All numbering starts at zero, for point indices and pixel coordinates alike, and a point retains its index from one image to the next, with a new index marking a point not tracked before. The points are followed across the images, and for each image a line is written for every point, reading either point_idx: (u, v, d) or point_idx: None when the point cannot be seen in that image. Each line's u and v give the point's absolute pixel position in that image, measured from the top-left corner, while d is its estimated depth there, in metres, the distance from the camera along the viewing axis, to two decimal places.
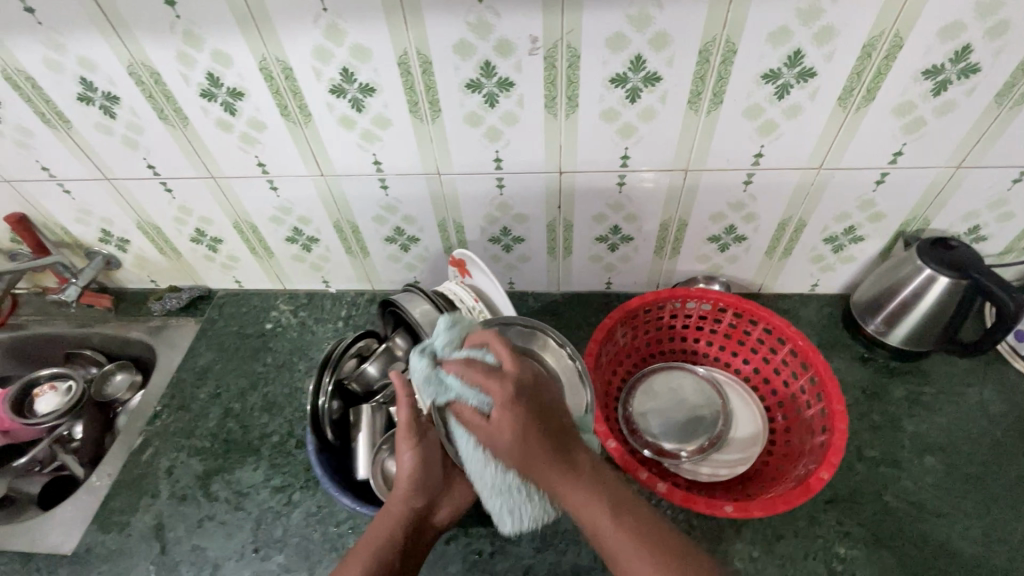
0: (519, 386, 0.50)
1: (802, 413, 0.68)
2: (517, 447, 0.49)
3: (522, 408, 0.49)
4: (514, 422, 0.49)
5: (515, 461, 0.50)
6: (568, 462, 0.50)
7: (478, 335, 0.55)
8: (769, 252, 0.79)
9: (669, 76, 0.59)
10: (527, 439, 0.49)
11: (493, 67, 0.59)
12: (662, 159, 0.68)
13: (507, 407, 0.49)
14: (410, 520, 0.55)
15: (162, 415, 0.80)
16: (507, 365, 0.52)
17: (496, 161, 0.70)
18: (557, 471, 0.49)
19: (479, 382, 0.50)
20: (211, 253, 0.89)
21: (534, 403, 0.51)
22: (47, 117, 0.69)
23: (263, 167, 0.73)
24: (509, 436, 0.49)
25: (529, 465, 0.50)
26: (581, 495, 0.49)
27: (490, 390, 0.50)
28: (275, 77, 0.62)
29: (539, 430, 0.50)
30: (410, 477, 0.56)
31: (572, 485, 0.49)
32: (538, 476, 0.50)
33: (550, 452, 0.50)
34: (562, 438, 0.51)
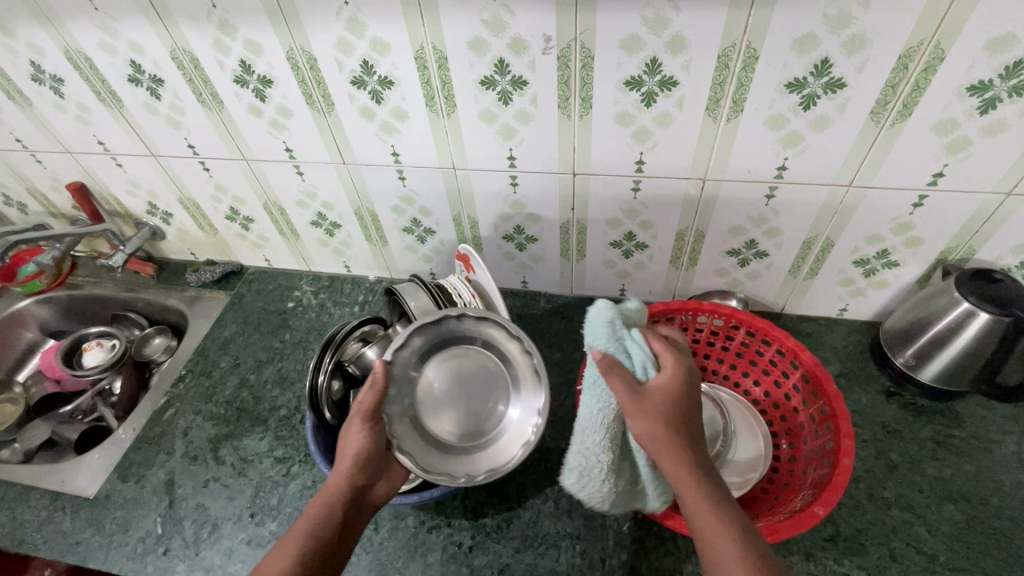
0: (665, 382, 0.48)
1: (809, 442, 0.65)
2: (653, 428, 0.47)
3: (682, 396, 0.47)
4: (657, 413, 0.47)
5: (649, 439, 0.47)
6: (699, 463, 0.47)
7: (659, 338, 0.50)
8: (793, 271, 0.75)
9: (686, 81, 0.57)
10: (666, 429, 0.47)
11: (507, 64, 0.59)
12: (679, 168, 0.66)
13: (654, 404, 0.47)
14: (350, 495, 0.53)
15: (185, 379, 0.86)
16: (665, 358, 0.49)
17: (510, 159, 0.70)
18: (693, 465, 0.46)
19: (657, 349, 0.49)
20: (243, 232, 0.94)
21: (682, 402, 0.48)
22: (102, 95, 0.75)
23: (290, 152, 0.76)
24: (662, 407, 0.47)
25: (665, 449, 0.47)
26: (711, 498, 0.45)
27: (646, 381, 0.48)
28: (301, 67, 0.65)
29: (684, 421, 0.47)
30: (355, 454, 0.55)
31: (705, 488, 0.45)
32: (666, 462, 0.47)
33: (689, 449, 0.47)
34: (693, 441, 0.48)
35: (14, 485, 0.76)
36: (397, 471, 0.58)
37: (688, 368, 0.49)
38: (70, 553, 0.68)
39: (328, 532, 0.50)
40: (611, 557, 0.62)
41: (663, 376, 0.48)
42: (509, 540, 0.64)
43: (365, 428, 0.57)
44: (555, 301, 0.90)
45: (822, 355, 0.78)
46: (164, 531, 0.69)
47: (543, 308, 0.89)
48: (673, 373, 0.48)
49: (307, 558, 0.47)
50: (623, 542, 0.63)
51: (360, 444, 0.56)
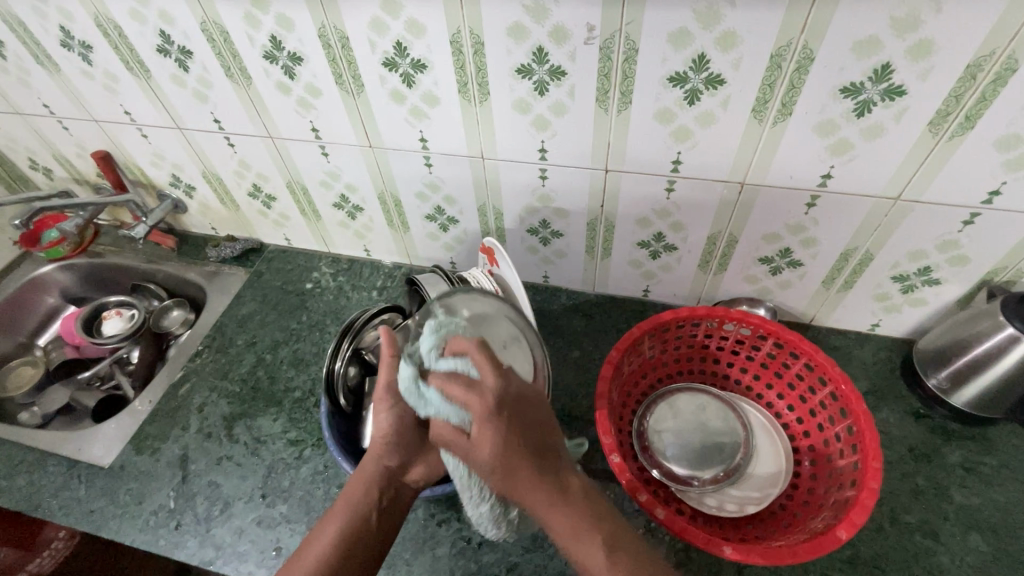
0: (500, 401, 0.49)
1: (833, 461, 0.63)
2: (496, 453, 0.48)
3: (504, 421, 0.48)
4: (493, 434, 0.48)
5: (500, 486, 0.49)
6: (548, 477, 0.49)
7: (458, 344, 0.53)
8: (827, 282, 0.73)
9: (735, 80, 0.54)
10: (507, 451, 0.47)
11: (546, 53, 0.57)
12: (717, 170, 0.63)
13: (489, 425, 0.48)
14: (382, 479, 0.54)
15: (202, 354, 0.86)
16: (485, 377, 0.50)
17: (541, 151, 0.67)
18: (545, 491, 0.48)
19: (458, 398, 0.49)
20: (265, 209, 0.93)
21: (520, 420, 0.49)
22: (130, 64, 0.74)
23: (317, 132, 0.75)
24: (489, 454, 0.48)
25: (511, 486, 0.48)
26: (562, 518, 0.47)
27: (470, 405, 0.49)
28: (333, 46, 0.63)
29: (520, 449, 0.48)
30: (383, 438, 0.54)
31: (559, 507, 0.48)
32: (519, 499, 0.48)
33: (533, 474, 0.48)
34: (542, 459, 0.49)
35: (31, 449, 0.77)
36: (437, 455, 0.56)
37: (497, 397, 0.49)
38: (84, 521, 0.69)
39: (365, 513, 0.52)
40: None
41: (474, 404, 0.49)
42: (519, 539, 0.64)
43: (386, 415, 0.54)
44: (576, 298, 0.88)
45: (851, 370, 0.76)
46: (177, 506, 0.69)
47: (562, 304, 0.88)
48: (495, 391, 0.49)
49: (342, 542, 0.51)
50: None
51: (382, 430, 0.54)
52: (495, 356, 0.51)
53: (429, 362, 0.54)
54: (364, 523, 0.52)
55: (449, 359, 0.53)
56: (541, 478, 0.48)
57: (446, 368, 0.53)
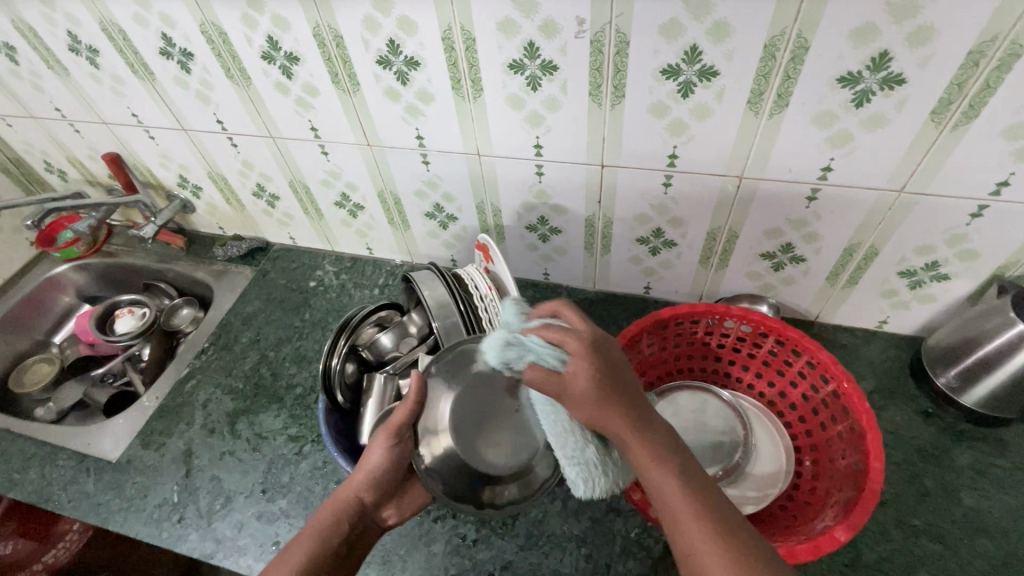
0: (595, 342, 0.46)
1: (835, 461, 0.61)
2: (595, 387, 0.44)
3: (600, 357, 0.46)
4: (592, 371, 0.44)
5: (587, 417, 0.45)
6: (639, 413, 0.45)
7: (547, 305, 0.52)
8: (831, 279, 0.71)
9: (728, 71, 0.53)
10: (604, 388, 0.45)
11: (537, 48, 0.56)
12: (714, 165, 0.62)
13: (586, 358, 0.45)
14: (357, 512, 0.55)
15: (208, 351, 0.88)
16: (579, 323, 0.48)
17: (536, 148, 0.67)
18: (627, 420, 0.45)
19: (555, 338, 0.46)
20: (270, 209, 0.94)
21: (612, 366, 0.46)
22: (135, 67, 0.75)
23: (316, 131, 0.75)
24: (586, 387, 0.44)
25: (601, 419, 0.45)
26: (646, 452, 0.44)
27: (568, 344, 0.46)
28: (328, 45, 0.63)
29: (612, 382, 0.45)
30: (371, 472, 0.55)
31: (651, 449, 0.44)
32: (607, 431, 0.45)
33: (625, 403, 0.45)
34: (631, 395, 0.46)
35: (44, 443, 0.79)
36: (410, 495, 0.59)
37: (592, 334, 0.47)
38: (91, 514, 0.71)
39: (337, 543, 0.52)
40: (617, 562, 0.61)
41: (570, 343, 0.46)
42: (514, 537, 0.63)
43: (386, 447, 0.54)
44: (577, 296, 0.88)
45: (857, 368, 0.74)
46: (179, 500, 0.71)
47: (563, 302, 0.87)
48: (591, 333, 0.47)
49: (310, 565, 0.49)
50: (629, 547, 0.61)
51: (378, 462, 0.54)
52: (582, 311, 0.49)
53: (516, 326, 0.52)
54: (334, 547, 0.52)
55: (537, 321, 0.51)
56: (632, 415, 0.45)
57: (533, 323, 0.51)
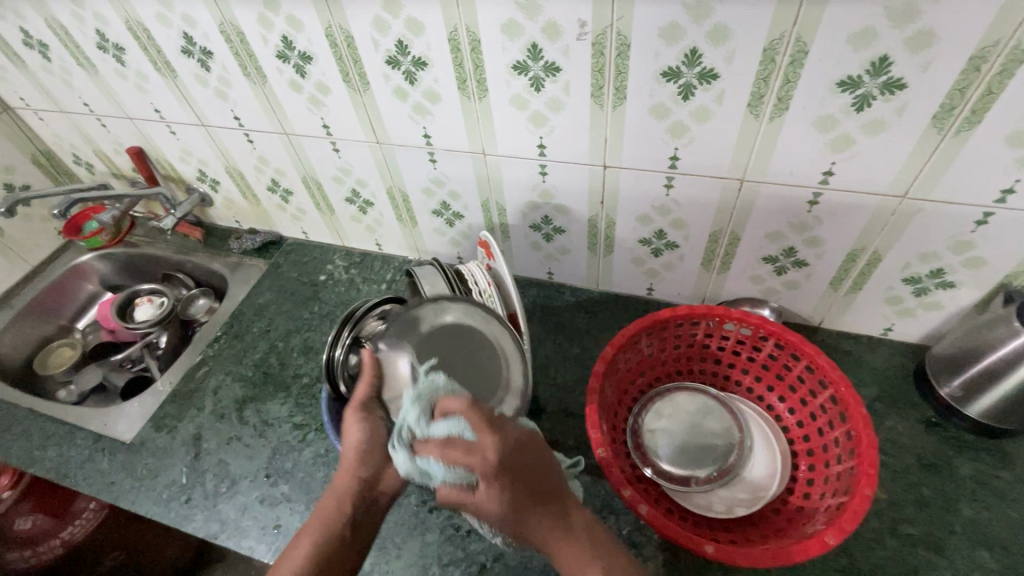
0: (502, 458, 0.49)
1: (831, 467, 0.61)
2: (507, 508, 0.48)
3: (507, 481, 0.49)
4: (501, 495, 0.48)
5: (509, 532, 0.49)
6: (555, 516, 0.50)
7: (449, 400, 0.52)
8: (835, 284, 0.71)
9: (729, 74, 0.53)
10: (517, 507, 0.48)
11: (540, 50, 0.58)
12: (715, 166, 0.62)
13: (495, 485, 0.48)
14: (357, 490, 0.54)
15: (220, 340, 0.90)
16: (484, 437, 0.50)
17: (540, 148, 0.68)
18: (548, 524, 0.49)
19: (454, 458, 0.49)
20: (283, 204, 0.97)
21: (524, 466, 0.50)
22: (158, 65, 0.78)
23: (328, 129, 0.78)
24: (498, 511, 0.48)
25: (521, 522, 0.49)
26: (570, 551, 0.48)
27: (472, 467, 0.48)
28: (339, 46, 0.66)
29: (524, 493, 0.49)
30: (356, 448, 0.55)
31: (568, 539, 0.49)
32: (527, 536, 0.49)
33: (542, 513, 0.49)
34: (545, 503, 0.50)
35: (63, 422, 0.83)
36: None
37: (495, 452, 0.49)
38: (104, 491, 0.74)
39: (340, 532, 0.52)
40: None
41: (476, 466, 0.48)
42: None
43: (358, 423, 0.56)
44: (580, 295, 0.88)
45: (859, 375, 0.74)
46: (187, 481, 0.73)
47: (566, 301, 0.88)
48: (494, 448, 0.49)
49: (315, 556, 0.50)
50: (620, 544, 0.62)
51: (356, 439, 0.55)
52: (488, 412, 0.51)
53: (421, 432, 0.52)
54: (339, 532, 0.52)
55: (439, 424, 0.51)
56: (544, 513, 0.49)
57: (438, 434, 0.51)
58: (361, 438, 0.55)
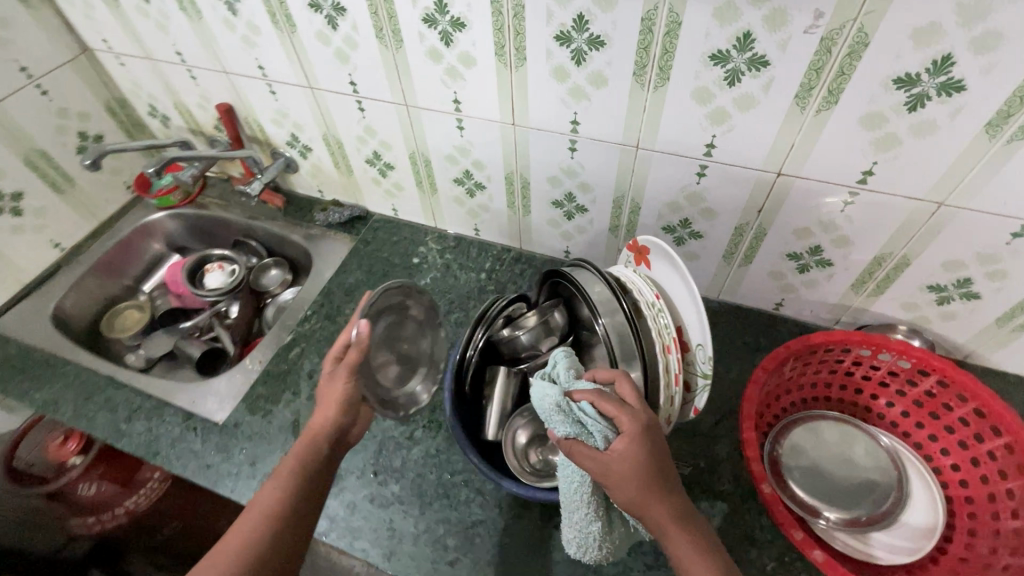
0: (643, 423, 0.48)
1: (1001, 521, 0.56)
2: (638, 474, 0.46)
3: (649, 446, 0.47)
4: (636, 459, 0.46)
5: (628, 499, 0.46)
6: (677, 501, 0.47)
7: (607, 371, 0.52)
8: (1002, 321, 0.66)
9: (978, 87, 0.47)
10: (646, 478, 0.46)
11: (752, 40, 0.51)
12: (914, 186, 0.57)
13: (631, 448, 0.46)
14: (330, 439, 0.54)
15: (310, 319, 0.87)
16: (632, 400, 0.49)
17: (708, 146, 0.62)
18: (669, 505, 0.46)
19: (612, 415, 0.48)
20: (379, 177, 0.91)
21: (657, 448, 0.47)
22: (276, 18, 0.71)
23: (458, 103, 0.71)
24: (627, 470, 0.46)
25: (644, 505, 0.46)
26: (683, 542, 0.45)
27: (619, 423, 0.47)
28: (503, 13, 0.59)
29: (657, 470, 0.46)
30: (338, 397, 0.55)
31: (681, 528, 0.46)
32: (646, 514, 0.46)
33: (667, 492, 0.46)
34: (671, 486, 0.47)
35: (149, 395, 0.79)
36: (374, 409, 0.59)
37: (645, 415, 0.48)
38: (200, 475, 0.71)
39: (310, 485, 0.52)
40: None
41: (622, 423, 0.47)
42: (641, 555, 0.61)
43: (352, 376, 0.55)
44: None
45: None
46: None
47: None
48: (639, 416, 0.48)
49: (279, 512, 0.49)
50: None
51: (343, 392, 0.55)
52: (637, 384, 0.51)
53: (565, 382, 0.53)
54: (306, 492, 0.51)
55: (589, 382, 0.52)
56: (674, 501, 0.46)
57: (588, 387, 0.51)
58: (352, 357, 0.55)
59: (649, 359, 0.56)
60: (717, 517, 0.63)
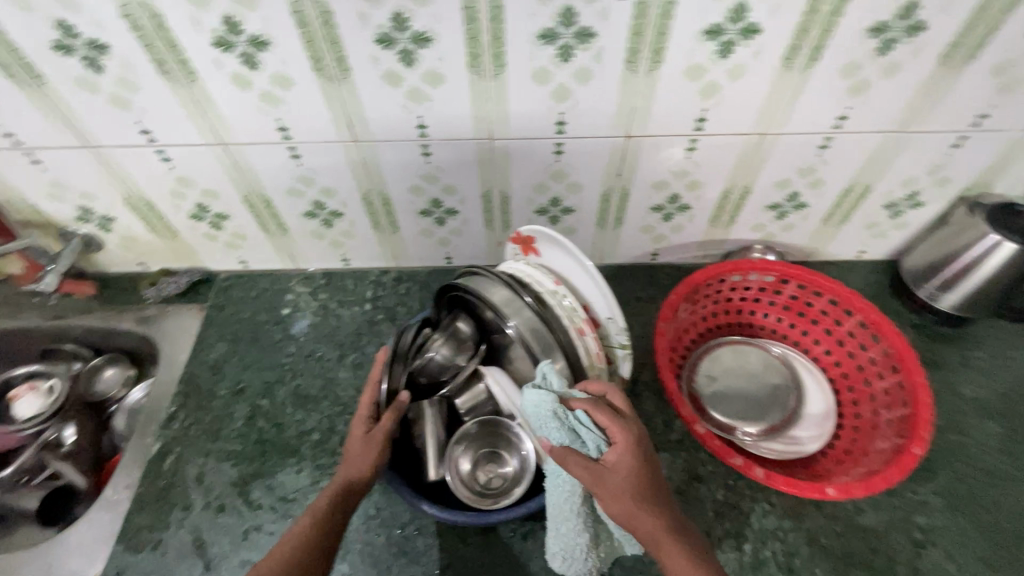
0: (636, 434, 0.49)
1: (873, 384, 0.68)
2: (629, 483, 0.47)
3: (641, 456, 0.48)
4: (630, 469, 0.47)
5: (617, 509, 0.47)
6: (667, 510, 0.48)
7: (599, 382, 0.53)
8: (827, 220, 0.77)
9: (769, 28, 0.53)
10: (639, 487, 0.47)
11: (574, 14, 0.51)
12: (740, 124, 0.62)
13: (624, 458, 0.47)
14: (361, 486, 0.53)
15: (178, 416, 0.73)
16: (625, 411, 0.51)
17: (558, 124, 0.62)
18: (657, 513, 0.47)
19: (605, 425, 0.49)
20: (214, 232, 0.78)
21: (649, 458, 0.49)
22: (13, 70, 0.57)
23: (285, 131, 0.63)
24: (621, 479, 0.47)
25: (634, 514, 0.46)
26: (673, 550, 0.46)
27: (613, 434, 0.49)
28: (310, 23, 0.52)
29: (649, 479, 0.48)
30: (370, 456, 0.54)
31: (672, 536, 0.46)
32: (636, 523, 0.47)
33: (657, 501, 0.47)
34: (661, 494, 0.48)
35: None
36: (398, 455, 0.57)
37: (637, 426, 0.50)
38: None
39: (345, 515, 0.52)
40: (716, 528, 0.62)
41: (616, 434, 0.48)
42: None
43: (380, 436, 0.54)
44: None
45: None
46: None
47: None
48: (633, 427, 0.49)
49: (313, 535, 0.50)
50: (720, 510, 0.63)
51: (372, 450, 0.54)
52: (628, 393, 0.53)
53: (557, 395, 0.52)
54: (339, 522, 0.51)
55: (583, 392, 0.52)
56: (664, 513, 0.47)
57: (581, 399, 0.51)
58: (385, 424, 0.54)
59: (569, 345, 0.56)
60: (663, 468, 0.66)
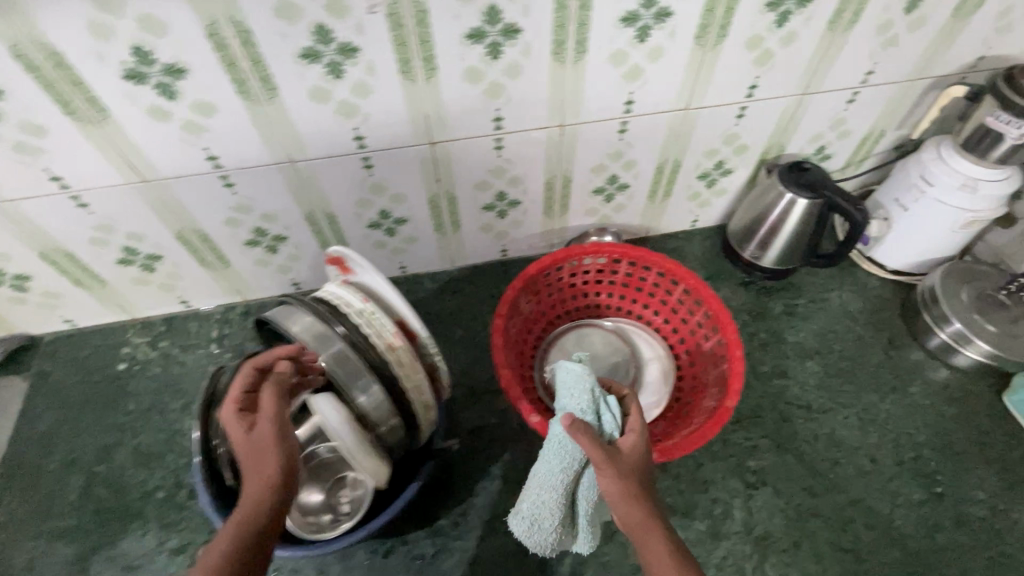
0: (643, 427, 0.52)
1: (701, 346, 0.73)
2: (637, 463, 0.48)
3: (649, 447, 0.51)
4: (639, 451, 0.49)
5: (611, 487, 0.46)
6: (658, 503, 0.47)
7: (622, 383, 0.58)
8: (652, 197, 0.81)
9: (529, 27, 0.55)
10: (638, 470, 0.48)
11: (328, 31, 0.51)
12: (535, 119, 0.64)
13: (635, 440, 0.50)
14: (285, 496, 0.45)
15: (3, 501, 0.67)
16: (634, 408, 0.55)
17: (357, 139, 0.62)
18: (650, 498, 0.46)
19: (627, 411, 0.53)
20: (18, 295, 0.71)
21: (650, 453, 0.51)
22: None
23: (60, 180, 0.58)
24: (631, 456, 0.48)
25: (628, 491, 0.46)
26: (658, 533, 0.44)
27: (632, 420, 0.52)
28: (41, 66, 0.48)
29: (646, 469, 0.49)
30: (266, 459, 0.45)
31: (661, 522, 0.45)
32: (624, 504, 0.45)
33: (651, 491, 0.47)
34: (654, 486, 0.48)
35: None
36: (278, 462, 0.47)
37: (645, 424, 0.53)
38: None
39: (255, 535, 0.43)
40: None
41: (634, 420, 0.52)
42: (469, 533, 0.64)
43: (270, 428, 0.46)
44: (441, 279, 0.85)
45: (689, 265, 0.87)
46: None
47: (429, 289, 0.84)
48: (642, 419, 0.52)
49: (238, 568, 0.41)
50: None
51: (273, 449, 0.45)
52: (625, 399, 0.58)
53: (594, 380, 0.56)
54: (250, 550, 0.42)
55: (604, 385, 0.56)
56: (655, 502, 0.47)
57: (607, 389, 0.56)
58: (270, 408, 0.47)
59: (382, 363, 0.55)
60: (518, 460, 0.69)
